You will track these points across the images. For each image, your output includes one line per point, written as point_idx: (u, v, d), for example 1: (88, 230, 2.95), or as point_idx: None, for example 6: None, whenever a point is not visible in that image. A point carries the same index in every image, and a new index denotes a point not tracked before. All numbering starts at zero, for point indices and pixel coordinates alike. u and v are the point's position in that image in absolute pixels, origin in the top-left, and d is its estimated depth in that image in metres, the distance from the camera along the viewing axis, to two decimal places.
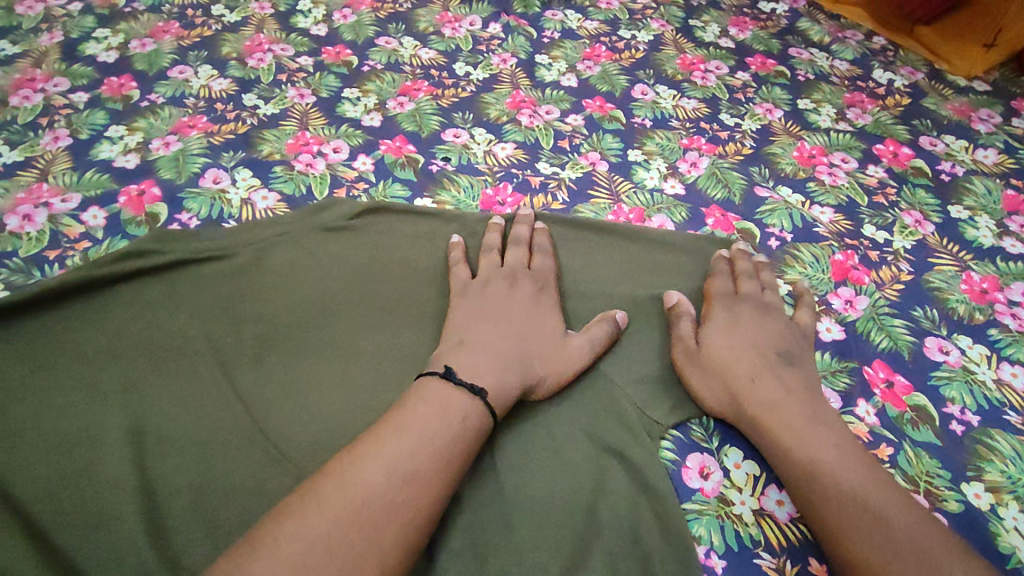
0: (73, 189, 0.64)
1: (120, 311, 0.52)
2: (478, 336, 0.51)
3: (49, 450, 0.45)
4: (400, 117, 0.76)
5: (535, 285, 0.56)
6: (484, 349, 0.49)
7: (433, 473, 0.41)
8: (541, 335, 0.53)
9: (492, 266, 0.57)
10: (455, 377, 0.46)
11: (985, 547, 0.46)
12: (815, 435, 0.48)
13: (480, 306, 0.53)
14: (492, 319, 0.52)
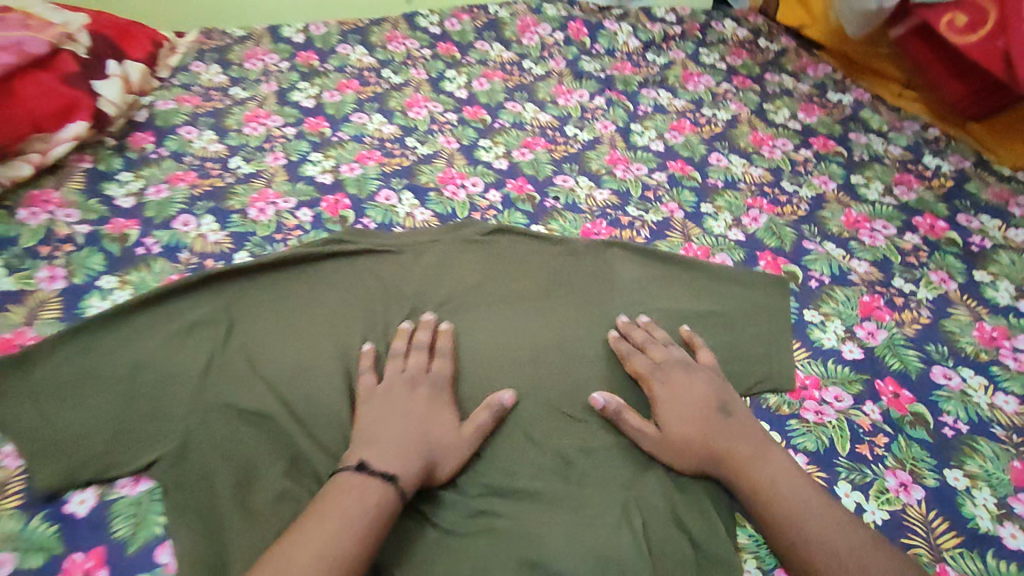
0: (291, 195, 0.89)
1: (328, 282, 0.79)
2: (411, 438, 0.59)
3: (287, 359, 0.71)
4: (523, 163, 0.99)
5: (431, 388, 0.64)
6: (391, 442, 0.58)
7: (352, 558, 0.50)
8: (441, 426, 0.61)
9: (395, 371, 0.65)
10: (365, 471, 0.55)
11: (954, 513, 0.60)
12: (742, 457, 0.61)
13: (415, 410, 0.62)
14: (420, 424, 0.61)
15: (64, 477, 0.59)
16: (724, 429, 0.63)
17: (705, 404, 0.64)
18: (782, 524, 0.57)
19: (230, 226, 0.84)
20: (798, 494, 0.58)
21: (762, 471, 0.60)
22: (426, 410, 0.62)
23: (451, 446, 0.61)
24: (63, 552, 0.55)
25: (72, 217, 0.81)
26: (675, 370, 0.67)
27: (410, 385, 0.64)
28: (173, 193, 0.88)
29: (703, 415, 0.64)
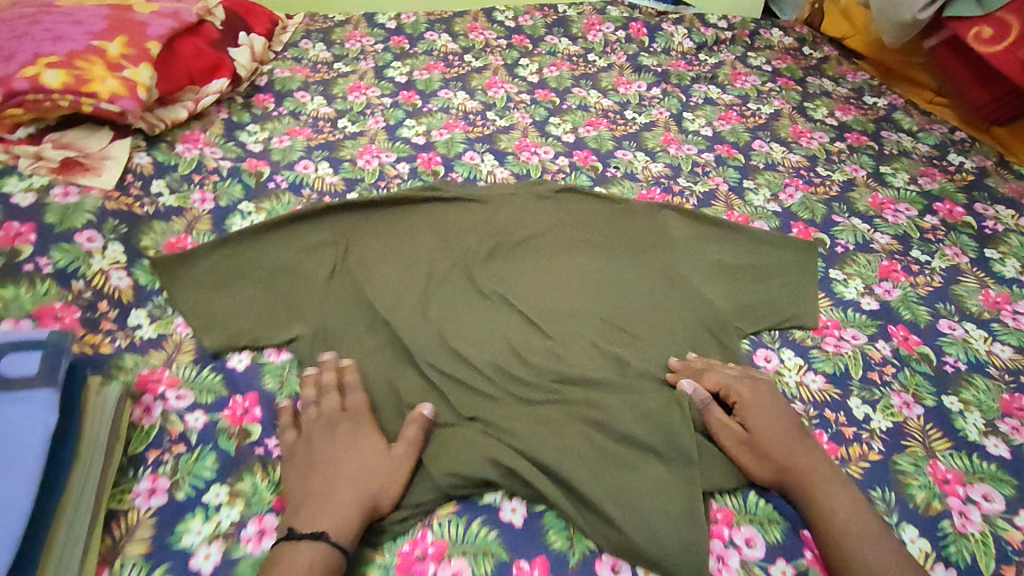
0: (391, 150, 1.05)
1: (422, 219, 0.92)
2: (332, 480, 0.58)
3: (390, 272, 0.83)
4: (588, 138, 1.13)
5: (352, 425, 0.63)
6: (325, 497, 0.57)
7: None
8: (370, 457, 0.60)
9: (311, 419, 0.63)
10: (296, 535, 0.54)
11: (948, 426, 0.72)
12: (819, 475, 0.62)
13: (328, 453, 0.60)
14: (337, 464, 0.60)
15: (223, 343, 0.74)
16: (805, 456, 0.64)
17: (785, 433, 0.65)
18: (856, 553, 0.57)
19: (342, 172, 1.00)
20: (871, 527, 0.59)
21: (840, 498, 0.61)
22: (343, 445, 0.61)
23: (374, 475, 0.59)
24: (227, 395, 0.70)
25: (216, 155, 0.97)
26: (759, 398, 0.68)
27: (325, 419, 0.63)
28: (293, 144, 1.04)
29: (785, 440, 0.65)
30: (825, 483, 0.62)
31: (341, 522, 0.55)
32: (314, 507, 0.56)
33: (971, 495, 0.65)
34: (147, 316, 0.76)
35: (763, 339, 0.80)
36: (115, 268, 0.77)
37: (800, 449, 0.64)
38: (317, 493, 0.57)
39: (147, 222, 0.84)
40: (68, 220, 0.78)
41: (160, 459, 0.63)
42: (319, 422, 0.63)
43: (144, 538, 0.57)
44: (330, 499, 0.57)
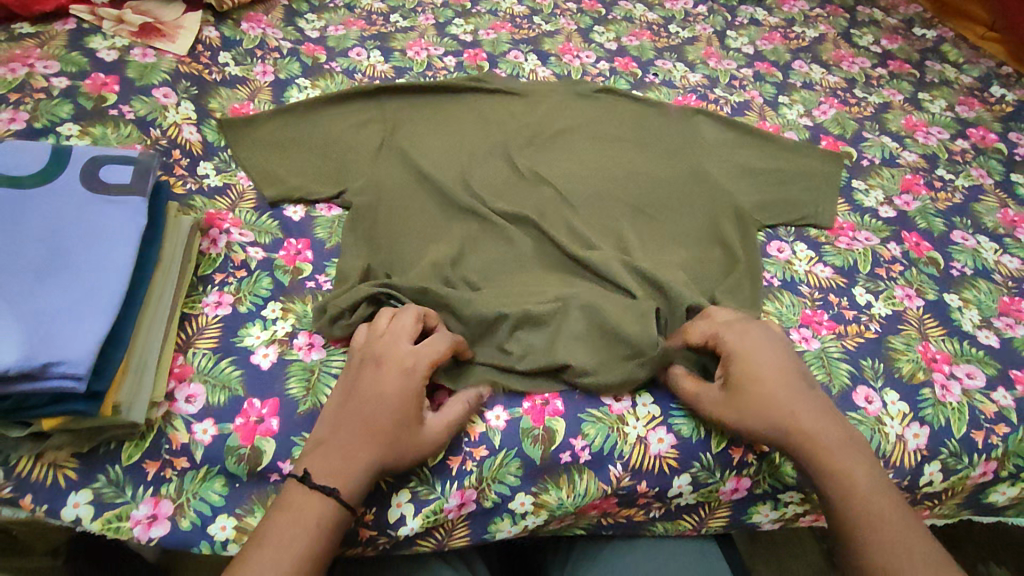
0: (439, 45, 1.10)
1: (464, 107, 0.96)
2: (383, 432, 0.54)
3: (431, 151, 0.88)
4: (630, 47, 1.16)
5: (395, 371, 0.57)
6: (343, 448, 0.53)
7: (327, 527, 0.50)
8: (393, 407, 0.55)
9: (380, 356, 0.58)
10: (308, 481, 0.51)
11: (945, 318, 0.76)
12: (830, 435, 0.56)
13: (379, 403, 0.55)
14: (389, 417, 0.54)
15: (280, 194, 0.80)
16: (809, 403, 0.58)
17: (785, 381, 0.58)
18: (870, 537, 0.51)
19: (393, 60, 1.05)
20: (874, 488, 0.53)
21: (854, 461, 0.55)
22: (401, 392, 0.55)
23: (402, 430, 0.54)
24: (282, 237, 0.76)
25: (277, 36, 1.03)
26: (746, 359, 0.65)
27: (383, 355, 0.57)
28: (348, 33, 1.08)
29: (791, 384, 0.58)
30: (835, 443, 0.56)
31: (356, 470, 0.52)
32: (330, 456, 0.53)
33: (955, 372, 0.70)
34: (213, 168, 0.83)
35: (779, 234, 0.85)
36: (186, 123, 0.84)
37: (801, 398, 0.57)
38: (350, 446, 0.53)
39: (215, 88, 0.91)
40: (146, 77, 0.85)
41: (225, 281, 0.70)
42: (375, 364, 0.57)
43: (211, 337, 0.64)
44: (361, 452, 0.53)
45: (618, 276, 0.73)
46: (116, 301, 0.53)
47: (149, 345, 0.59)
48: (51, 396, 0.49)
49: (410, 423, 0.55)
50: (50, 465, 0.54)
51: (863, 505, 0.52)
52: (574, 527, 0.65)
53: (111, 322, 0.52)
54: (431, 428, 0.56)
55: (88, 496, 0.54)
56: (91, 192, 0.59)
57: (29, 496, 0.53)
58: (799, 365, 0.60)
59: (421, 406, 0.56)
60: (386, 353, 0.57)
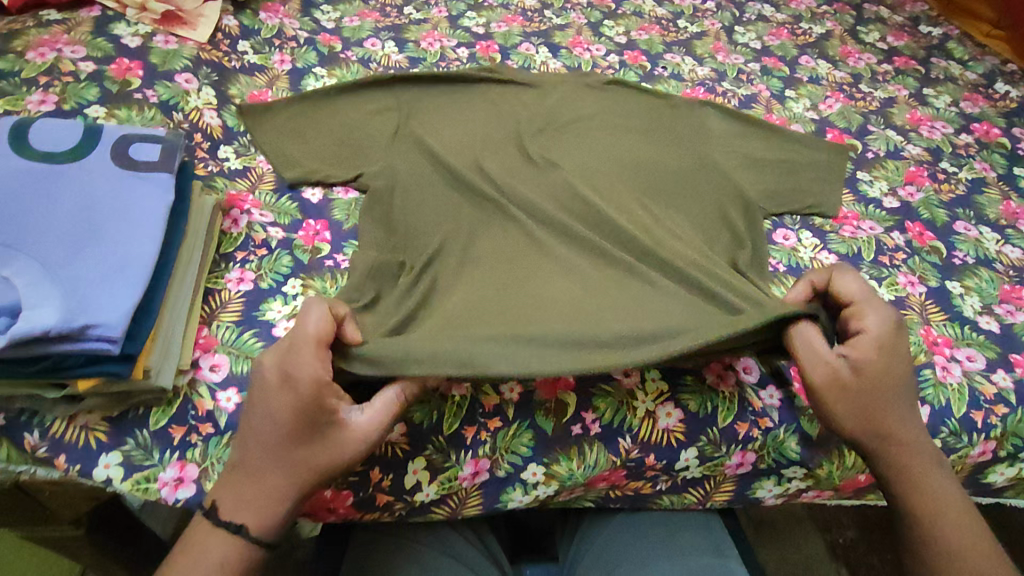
0: (453, 37, 1.12)
1: (477, 97, 0.98)
2: (278, 452, 0.52)
3: (444, 137, 0.90)
4: (639, 41, 1.18)
5: (291, 400, 0.52)
6: (247, 480, 0.53)
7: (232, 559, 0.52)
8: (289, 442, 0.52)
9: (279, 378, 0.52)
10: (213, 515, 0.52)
11: (946, 303, 0.78)
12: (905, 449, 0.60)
13: (268, 420, 0.52)
14: (279, 435, 0.52)
15: (298, 177, 0.82)
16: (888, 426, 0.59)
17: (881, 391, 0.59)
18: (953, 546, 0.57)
19: (407, 51, 1.07)
20: (954, 510, 0.58)
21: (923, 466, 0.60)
22: (287, 406, 0.51)
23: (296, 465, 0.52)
24: (300, 218, 0.79)
25: (294, 26, 1.05)
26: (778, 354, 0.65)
27: (280, 382, 0.52)
28: (363, 24, 1.10)
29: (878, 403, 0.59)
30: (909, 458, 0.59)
31: (258, 510, 0.52)
32: (235, 487, 0.53)
33: (956, 355, 0.72)
34: (234, 152, 0.85)
35: (785, 222, 0.87)
36: (207, 108, 0.87)
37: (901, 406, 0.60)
38: (250, 469, 0.53)
39: (234, 75, 0.93)
40: (169, 63, 0.87)
41: (246, 259, 0.72)
42: (271, 386, 0.53)
43: (234, 311, 0.67)
44: (258, 488, 0.52)
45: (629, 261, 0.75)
46: (147, 271, 0.55)
47: (176, 315, 0.61)
48: (86, 357, 0.51)
49: (302, 439, 0.52)
50: (83, 428, 0.56)
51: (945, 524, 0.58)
52: (583, 497, 0.68)
53: (142, 290, 0.54)
54: (333, 436, 0.53)
55: (118, 458, 0.56)
56: (121, 167, 0.62)
57: (62, 457, 0.55)
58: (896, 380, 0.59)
59: (321, 413, 0.53)
60: (282, 358, 0.53)
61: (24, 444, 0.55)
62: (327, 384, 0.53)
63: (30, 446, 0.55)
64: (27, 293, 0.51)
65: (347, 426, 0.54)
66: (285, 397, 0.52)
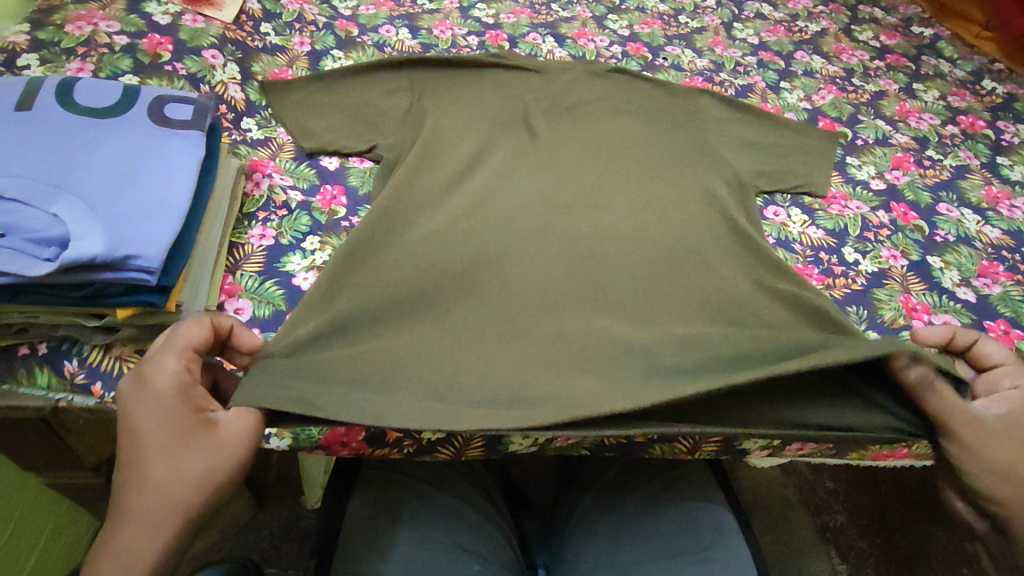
0: (464, 26, 1.17)
1: (485, 78, 1.03)
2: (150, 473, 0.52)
3: (453, 113, 0.94)
4: (642, 34, 1.23)
5: (155, 407, 0.51)
6: (124, 513, 0.50)
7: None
8: (159, 456, 0.50)
9: (138, 390, 0.52)
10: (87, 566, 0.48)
11: (926, 275, 0.83)
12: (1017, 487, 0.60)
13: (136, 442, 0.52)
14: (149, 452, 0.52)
15: (317, 147, 0.87)
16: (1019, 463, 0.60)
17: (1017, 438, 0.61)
18: None
19: (420, 37, 1.13)
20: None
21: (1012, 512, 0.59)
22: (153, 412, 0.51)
23: (170, 479, 0.50)
24: (318, 183, 0.84)
25: (314, 11, 1.11)
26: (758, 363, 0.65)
27: (143, 393, 0.52)
28: (378, 12, 1.16)
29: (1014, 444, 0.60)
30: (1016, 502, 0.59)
31: (137, 540, 0.49)
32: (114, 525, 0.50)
33: (933, 320, 0.77)
34: (255, 123, 0.90)
35: (776, 201, 0.92)
36: (232, 82, 0.92)
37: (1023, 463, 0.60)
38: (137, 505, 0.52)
39: (257, 54, 0.99)
40: (197, 39, 0.93)
41: (268, 218, 0.77)
42: (134, 400, 0.52)
43: (257, 263, 0.72)
44: (135, 515, 0.49)
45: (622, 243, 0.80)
46: (180, 216, 0.60)
47: (203, 262, 0.66)
48: (126, 287, 0.56)
49: (173, 446, 0.51)
50: (118, 358, 0.61)
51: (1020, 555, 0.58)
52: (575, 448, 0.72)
53: (175, 231, 0.59)
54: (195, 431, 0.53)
55: None
56: (157, 122, 0.67)
57: (98, 384, 0.59)
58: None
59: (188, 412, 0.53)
60: (139, 373, 0.53)
61: (63, 370, 0.60)
62: (191, 385, 0.54)
63: (70, 373, 0.59)
64: (73, 225, 0.56)
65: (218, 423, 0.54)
66: (150, 406, 0.51)
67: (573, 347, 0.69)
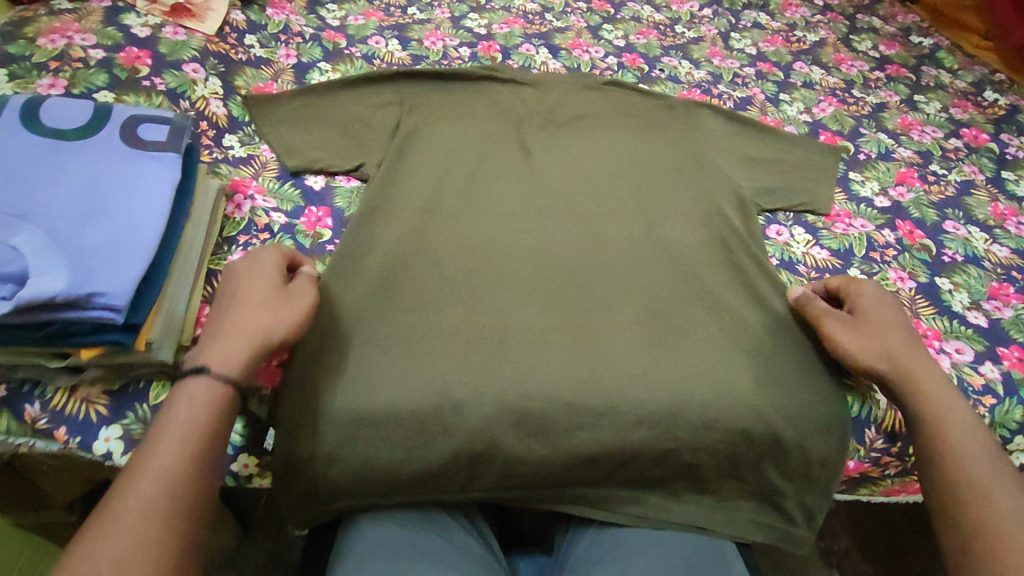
0: (455, 37, 1.14)
1: (475, 91, 0.99)
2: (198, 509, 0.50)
3: (445, 128, 0.90)
4: (637, 44, 1.20)
5: (257, 270, 0.62)
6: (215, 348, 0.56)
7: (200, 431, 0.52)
8: (249, 293, 0.59)
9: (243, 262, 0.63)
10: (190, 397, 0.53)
11: (935, 298, 0.80)
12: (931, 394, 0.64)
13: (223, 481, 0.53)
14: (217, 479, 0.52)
15: (301, 166, 0.84)
16: (926, 377, 0.65)
17: (896, 341, 0.67)
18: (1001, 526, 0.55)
19: (410, 49, 1.09)
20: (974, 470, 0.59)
21: (983, 470, 0.59)
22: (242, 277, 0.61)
23: (260, 313, 0.58)
24: (303, 206, 0.81)
25: (300, 22, 1.07)
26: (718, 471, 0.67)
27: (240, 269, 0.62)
28: (367, 22, 1.12)
29: (918, 359, 0.66)
30: (942, 404, 0.63)
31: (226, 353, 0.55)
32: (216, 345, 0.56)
33: (945, 347, 0.74)
34: (238, 140, 0.87)
35: (779, 219, 0.89)
36: (213, 97, 0.88)
37: (912, 353, 0.66)
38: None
39: (241, 67, 0.95)
40: (177, 52, 0.89)
41: (249, 242, 0.74)
42: (242, 267, 0.62)
43: None
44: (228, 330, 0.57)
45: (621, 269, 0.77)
46: (152, 247, 0.56)
47: (178, 293, 0.62)
48: (92, 326, 0.52)
49: (267, 291, 0.60)
50: (84, 401, 0.57)
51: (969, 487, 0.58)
52: (564, 498, 0.67)
53: (146, 264, 0.55)
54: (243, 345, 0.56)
55: (118, 432, 0.56)
56: (127, 145, 0.63)
57: (62, 428, 0.56)
58: (908, 333, 0.68)
59: (265, 285, 0.61)
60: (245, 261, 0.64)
61: (24, 415, 0.56)
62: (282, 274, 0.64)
63: (32, 418, 0.56)
64: (34, 260, 0.52)
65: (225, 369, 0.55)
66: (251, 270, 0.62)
67: (571, 380, 0.66)
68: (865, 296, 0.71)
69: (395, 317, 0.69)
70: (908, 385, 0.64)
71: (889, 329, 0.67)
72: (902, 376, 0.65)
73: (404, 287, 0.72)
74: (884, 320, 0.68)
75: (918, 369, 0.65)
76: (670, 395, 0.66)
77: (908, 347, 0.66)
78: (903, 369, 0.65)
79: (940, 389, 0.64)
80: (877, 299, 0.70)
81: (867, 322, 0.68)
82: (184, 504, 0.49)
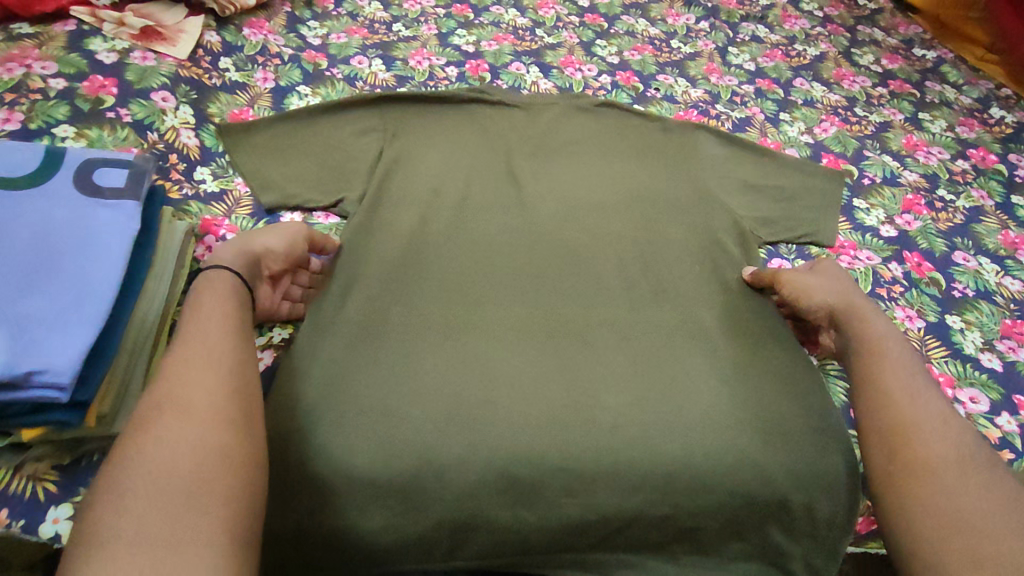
0: (442, 55, 1.09)
1: (458, 114, 0.92)
2: (210, 466, 0.46)
3: (429, 157, 0.86)
4: (631, 61, 1.16)
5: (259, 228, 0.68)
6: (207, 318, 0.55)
7: (218, 399, 0.50)
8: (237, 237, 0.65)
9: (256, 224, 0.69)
10: (197, 365, 0.51)
11: (946, 340, 0.76)
12: (883, 348, 0.65)
13: (243, 442, 0.49)
14: (218, 444, 0.47)
15: (277, 202, 0.80)
16: (875, 328, 0.67)
17: (842, 288, 0.71)
18: (927, 471, 0.55)
19: (394, 69, 1.05)
20: (920, 418, 0.58)
21: (919, 412, 0.58)
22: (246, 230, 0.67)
23: (233, 247, 0.62)
24: None
25: (279, 42, 1.03)
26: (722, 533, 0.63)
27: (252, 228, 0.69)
28: (350, 41, 1.07)
29: (866, 311, 0.69)
30: (892, 357, 0.64)
31: (217, 317, 0.55)
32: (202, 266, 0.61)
33: (959, 396, 0.72)
34: (210, 173, 0.82)
35: (781, 251, 0.87)
36: (184, 127, 0.84)
37: (862, 304, 0.69)
38: (193, 541, 0.42)
39: (215, 93, 0.90)
40: (145, 80, 0.85)
41: None
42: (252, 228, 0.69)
43: None
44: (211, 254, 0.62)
45: (615, 312, 0.73)
46: (104, 312, 0.52)
47: (139, 353, 0.58)
48: (35, 405, 0.49)
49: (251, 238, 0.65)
50: (30, 478, 0.53)
51: (907, 433, 0.57)
52: (559, 563, 0.62)
53: (95, 334, 0.51)
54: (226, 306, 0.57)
55: (68, 512, 0.52)
56: (82, 193, 0.58)
57: (4, 511, 0.51)
58: (864, 297, 0.71)
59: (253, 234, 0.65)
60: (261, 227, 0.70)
61: None
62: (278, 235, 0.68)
63: None
64: None
65: (204, 337, 0.53)
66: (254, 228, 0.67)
67: (562, 440, 0.62)
68: (829, 263, 0.76)
69: (376, 371, 0.65)
70: (854, 333, 0.67)
71: (847, 286, 0.72)
72: (847, 322, 0.68)
73: (385, 336, 0.68)
74: (837, 276, 0.73)
75: (867, 320, 0.68)
76: (665, 455, 0.62)
77: (857, 298, 0.70)
78: (854, 318, 0.68)
79: (877, 338, 0.66)
80: (835, 265, 0.76)
81: (824, 277, 0.73)
82: (207, 469, 0.46)
